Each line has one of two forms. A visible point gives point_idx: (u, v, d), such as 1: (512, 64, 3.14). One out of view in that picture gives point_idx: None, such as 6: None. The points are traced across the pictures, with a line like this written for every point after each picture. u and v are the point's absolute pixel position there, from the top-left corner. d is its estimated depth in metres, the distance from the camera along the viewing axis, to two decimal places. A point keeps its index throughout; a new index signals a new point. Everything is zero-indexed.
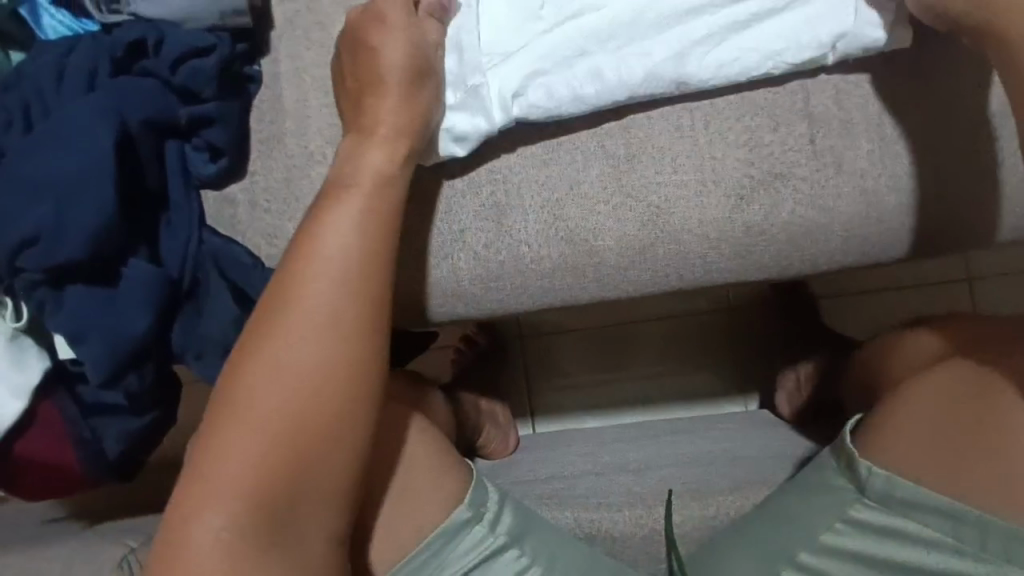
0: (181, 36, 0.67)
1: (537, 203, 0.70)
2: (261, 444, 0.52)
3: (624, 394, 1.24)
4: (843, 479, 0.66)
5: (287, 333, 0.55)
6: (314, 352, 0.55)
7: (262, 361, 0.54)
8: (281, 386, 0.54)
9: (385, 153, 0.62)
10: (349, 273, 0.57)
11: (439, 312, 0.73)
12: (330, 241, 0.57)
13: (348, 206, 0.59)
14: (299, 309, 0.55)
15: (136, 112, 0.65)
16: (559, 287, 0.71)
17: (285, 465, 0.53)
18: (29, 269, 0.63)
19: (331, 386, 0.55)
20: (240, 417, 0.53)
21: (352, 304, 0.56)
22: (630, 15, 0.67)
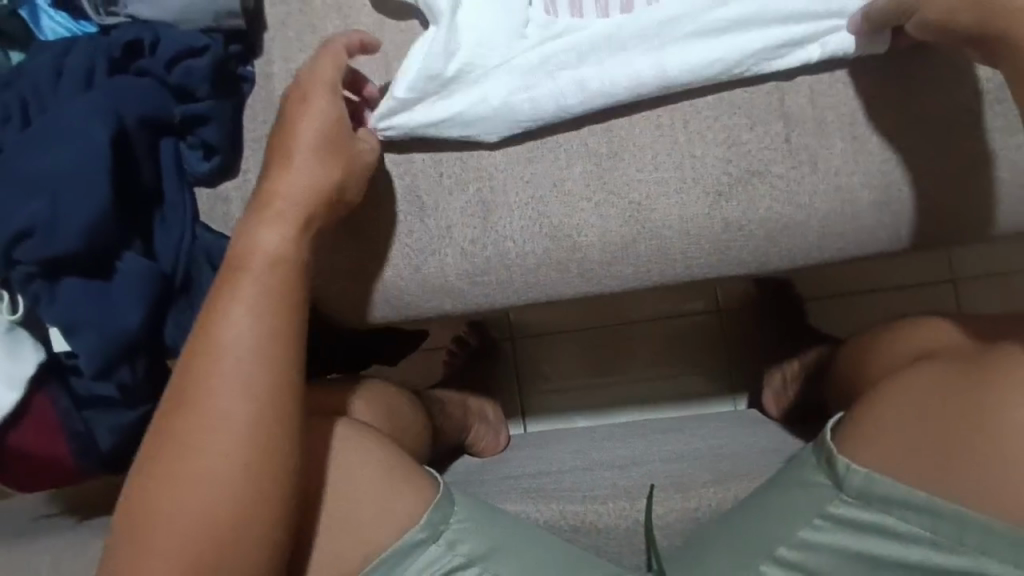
0: (178, 36, 0.68)
1: (521, 200, 0.72)
2: (181, 527, 0.51)
3: (613, 394, 1.26)
4: (820, 475, 0.67)
5: (193, 423, 0.53)
6: (234, 391, 0.54)
7: (171, 451, 0.53)
8: (195, 474, 0.52)
9: (285, 227, 0.60)
10: (251, 352, 0.55)
11: (426, 307, 0.75)
12: (225, 319, 0.55)
13: (245, 285, 0.57)
14: (203, 396, 0.53)
15: (132, 110, 0.67)
16: (543, 282, 0.73)
17: (209, 546, 0.52)
18: (25, 262, 0.65)
19: (246, 463, 0.53)
20: (158, 507, 0.52)
21: (259, 380, 0.54)
22: (611, 28, 0.70)
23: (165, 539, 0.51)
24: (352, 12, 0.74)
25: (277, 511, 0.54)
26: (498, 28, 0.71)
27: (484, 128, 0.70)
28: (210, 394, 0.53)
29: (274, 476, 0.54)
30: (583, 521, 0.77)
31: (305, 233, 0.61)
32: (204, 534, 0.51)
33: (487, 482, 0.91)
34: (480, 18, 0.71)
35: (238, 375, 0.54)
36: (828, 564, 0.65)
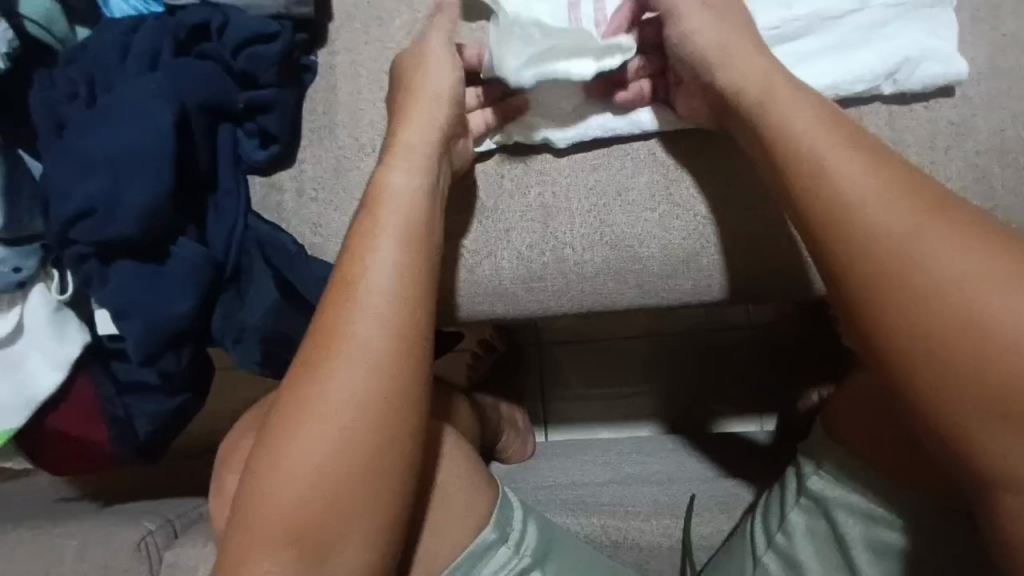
0: (247, 21, 0.67)
1: (585, 208, 0.70)
2: (317, 454, 0.50)
3: (638, 408, 1.25)
4: (802, 455, 0.65)
5: (335, 352, 0.52)
6: (369, 311, 0.53)
7: (308, 380, 0.51)
8: (322, 394, 0.51)
9: (414, 164, 0.59)
10: (389, 279, 0.54)
11: (483, 313, 0.74)
12: (369, 252, 0.55)
13: (385, 213, 0.56)
14: (345, 327, 0.52)
15: (196, 95, 0.66)
16: (601, 291, 0.71)
17: (342, 457, 0.50)
18: (81, 241, 0.64)
19: (374, 388, 0.51)
20: (294, 431, 0.50)
21: (396, 311, 0.53)
22: None
23: (294, 466, 0.50)
24: (421, 6, 0.72)
25: (404, 446, 0.52)
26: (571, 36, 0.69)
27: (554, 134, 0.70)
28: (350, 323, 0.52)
29: (400, 411, 0.51)
30: (624, 537, 0.75)
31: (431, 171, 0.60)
32: (337, 463, 0.50)
33: (522, 490, 0.90)
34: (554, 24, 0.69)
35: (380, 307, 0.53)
36: (808, 550, 0.64)
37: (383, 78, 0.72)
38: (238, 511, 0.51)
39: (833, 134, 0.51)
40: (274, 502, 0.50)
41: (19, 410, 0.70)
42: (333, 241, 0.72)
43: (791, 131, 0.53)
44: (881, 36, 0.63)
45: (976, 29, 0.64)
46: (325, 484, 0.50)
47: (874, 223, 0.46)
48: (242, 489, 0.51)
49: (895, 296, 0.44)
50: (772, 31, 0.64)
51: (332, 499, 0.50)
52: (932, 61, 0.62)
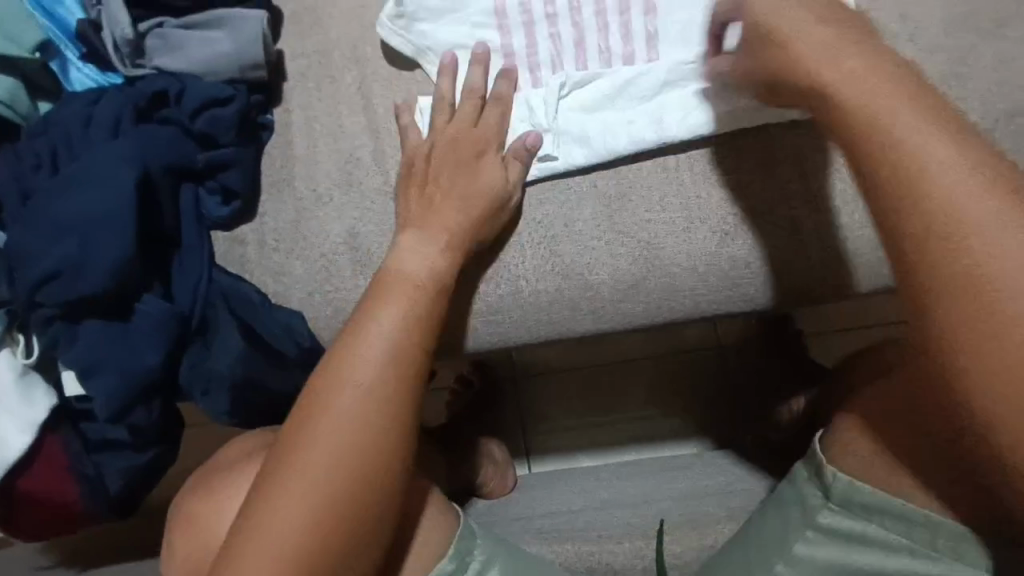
0: (203, 88, 0.71)
1: (535, 240, 0.74)
2: (306, 503, 0.56)
3: (618, 435, 1.27)
4: (806, 482, 0.67)
5: (333, 417, 0.58)
6: (373, 380, 0.59)
7: (302, 439, 0.57)
8: (320, 451, 0.57)
9: (429, 252, 0.66)
10: (392, 353, 0.61)
11: (447, 347, 0.77)
12: (373, 325, 0.61)
13: (395, 292, 0.64)
14: (344, 392, 0.59)
15: (158, 158, 0.69)
16: (556, 320, 0.75)
17: (331, 508, 0.56)
18: (48, 303, 0.66)
19: (368, 449, 0.58)
20: (282, 489, 0.56)
21: (388, 383, 0.60)
22: (615, 85, 0.72)
23: (278, 521, 0.55)
24: (369, 63, 0.77)
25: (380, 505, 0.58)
26: (506, 81, 0.72)
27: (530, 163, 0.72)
28: (350, 393, 0.59)
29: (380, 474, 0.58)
30: (597, 562, 0.76)
31: (449, 257, 0.67)
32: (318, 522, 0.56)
33: (498, 523, 0.90)
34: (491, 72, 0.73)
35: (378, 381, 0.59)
36: None
37: (337, 131, 0.76)
38: (225, 559, 0.55)
39: (948, 136, 0.50)
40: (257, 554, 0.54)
41: None
42: (296, 287, 0.74)
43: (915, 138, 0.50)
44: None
45: None
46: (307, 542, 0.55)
47: (971, 249, 0.47)
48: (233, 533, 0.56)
49: (969, 312, 0.47)
50: (688, 66, 0.71)
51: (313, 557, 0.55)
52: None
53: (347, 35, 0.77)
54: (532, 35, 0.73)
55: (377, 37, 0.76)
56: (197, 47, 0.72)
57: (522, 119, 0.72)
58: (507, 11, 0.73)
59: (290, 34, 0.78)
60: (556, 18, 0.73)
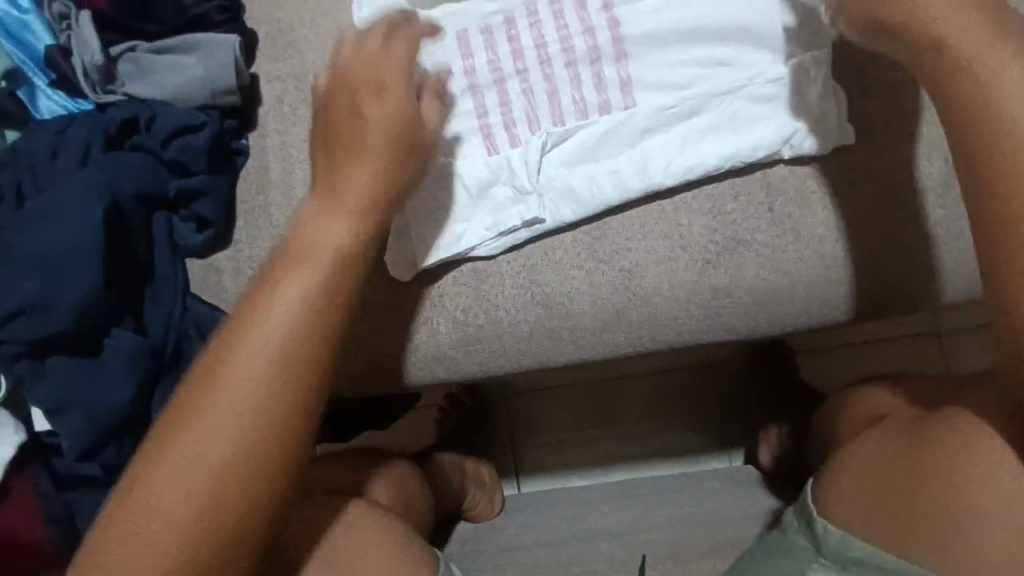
0: (174, 113, 0.70)
1: (513, 269, 0.72)
2: (177, 493, 0.48)
3: (610, 453, 1.26)
4: (797, 527, 0.66)
5: (235, 368, 0.51)
6: (270, 369, 0.51)
7: (169, 462, 0.48)
8: (199, 435, 0.49)
9: (340, 220, 0.57)
10: (292, 338, 0.52)
11: (418, 377, 0.75)
12: (259, 331, 0.51)
13: (303, 271, 0.54)
14: (233, 374, 0.50)
15: (126, 187, 0.68)
16: (537, 349, 0.73)
17: (211, 495, 0.48)
18: (14, 340, 0.64)
19: (265, 446, 0.50)
20: (149, 477, 0.48)
21: (274, 412, 0.50)
22: (593, 137, 0.71)
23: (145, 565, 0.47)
24: None
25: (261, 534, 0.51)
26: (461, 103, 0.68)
27: (514, 221, 0.70)
28: (230, 425, 0.49)
29: (258, 520, 0.50)
30: None
31: (363, 228, 0.57)
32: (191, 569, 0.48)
33: (482, 554, 0.88)
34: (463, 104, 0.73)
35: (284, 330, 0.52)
36: None
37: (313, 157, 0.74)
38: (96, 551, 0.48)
39: None
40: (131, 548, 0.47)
41: None
42: None
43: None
44: (769, 113, 0.68)
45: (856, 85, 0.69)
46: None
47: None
48: (104, 523, 0.49)
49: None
50: (668, 111, 0.70)
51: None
52: (819, 124, 0.67)
53: (322, 59, 0.75)
54: (504, 93, 0.72)
55: None
56: (168, 73, 0.71)
57: (499, 182, 0.71)
58: (476, 71, 0.73)
59: (264, 58, 0.76)
60: (527, 74, 0.72)
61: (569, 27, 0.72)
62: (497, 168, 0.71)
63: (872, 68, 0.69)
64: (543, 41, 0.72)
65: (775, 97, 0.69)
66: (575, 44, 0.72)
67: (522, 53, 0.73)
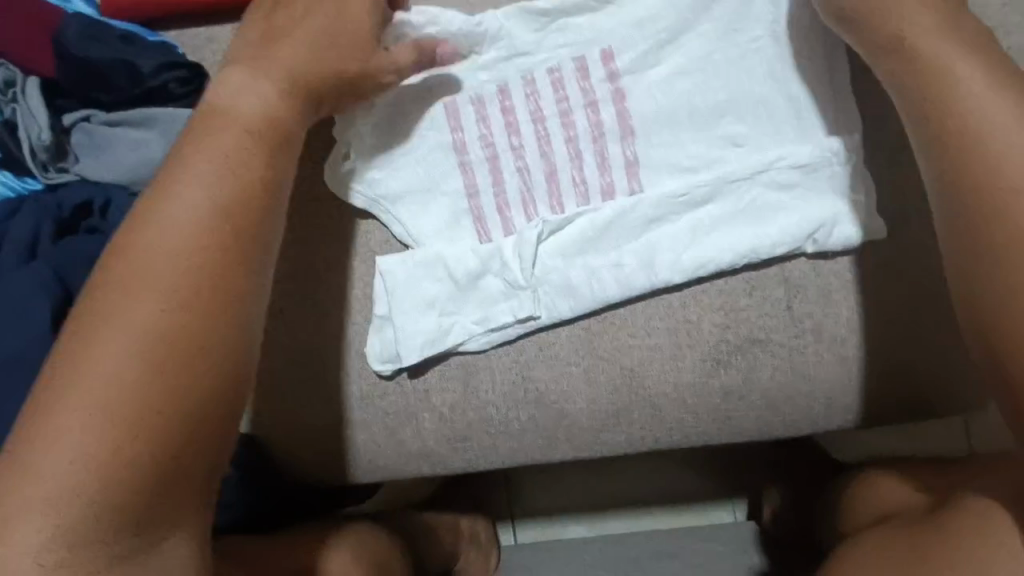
0: (129, 201, 0.63)
1: (504, 364, 0.66)
2: (71, 475, 0.42)
3: (608, 499, 1.21)
4: None
5: (118, 329, 0.46)
6: (193, 219, 0.51)
7: (76, 379, 0.44)
8: (92, 379, 0.44)
9: (263, 90, 0.57)
10: (220, 193, 0.52)
11: (402, 472, 0.70)
12: (189, 183, 0.52)
13: (220, 129, 0.55)
14: (147, 263, 0.49)
15: (78, 278, 0.62)
16: (528, 448, 0.68)
17: (115, 469, 0.43)
18: None
19: (190, 317, 0.48)
20: (28, 469, 0.42)
21: (203, 280, 0.50)
22: (594, 226, 0.65)
23: (36, 527, 0.41)
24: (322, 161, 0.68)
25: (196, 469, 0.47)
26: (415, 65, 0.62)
27: (506, 317, 0.64)
28: (157, 281, 0.48)
29: (205, 391, 0.48)
30: None
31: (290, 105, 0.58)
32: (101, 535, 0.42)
33: None
34: (450, 180, 0.67)
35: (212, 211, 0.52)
36: None
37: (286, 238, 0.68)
38: None
39: None
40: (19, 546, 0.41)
41: None
42: None
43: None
44: (789, 202, 0.62)
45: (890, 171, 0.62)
46: (95, 481, 0.42)
47: None
48: None
49: None
50: (677, 199, 0.64)
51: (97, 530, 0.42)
52: (846, 218, 0.61)
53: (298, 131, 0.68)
54: (497, 171, 0.66)
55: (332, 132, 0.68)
56: (124, 150, 0.64)
57: (489, 273, 0.66)
58: (467, 147, 0.67)
59: None
60: (523, 151, 0.66)
61: (569, 99, 0.65)
62: (487, 258, 0.65)
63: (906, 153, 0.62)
64: (540, 113, 0.66)
65: (794, 185, 0.62)
66: (576, 118, 0.65)
67: (517, 126, 0.66)
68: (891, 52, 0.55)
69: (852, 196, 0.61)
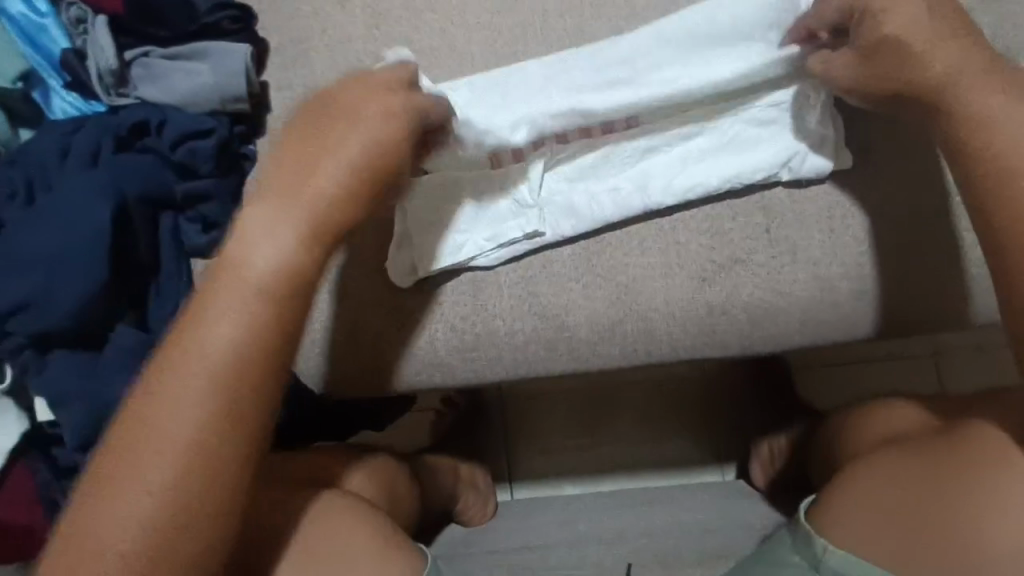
0: (183, 119, 0.71)
1: (512, 279, 0.73)
2: (127, 527, 0.47)
3: (603, 461, 1.27)
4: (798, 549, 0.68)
5: (179, 389, 0.50)
6: (246, 323, 0.52)
7: (139, 441, 0.49)
8: (155, 441, 0.49)
9: (279, 241, 0.54)
10: (260, 336, 0.52)
11: (414, 382, 0.76)
12: (195, 366, 0.50)
13: (290, 196, 0.56)
14: (203, 346, 0.51)
15: (134, 188, 0.69)
16: (532, 359, 0.74)
17: (162, 526, 0.48)
18: (18, 333, 0.66)
19: (239, 394, 0.51)
20: (98, 514, 0.48)
21: (220, 399, 0.50)
22: (595, 156, 0.72)
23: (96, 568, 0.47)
24: None
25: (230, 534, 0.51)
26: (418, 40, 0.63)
27: (515, 232, 0.72)
28: (210, 364, 0.50)
29: (240, 460, 0.50)
30: None
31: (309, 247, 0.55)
32: (156, 566, 0.48)
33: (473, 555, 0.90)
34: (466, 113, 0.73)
35: (263, 282, 0.53)
36: None
37: None
38: None
39: None
40: None
41: None
42: None
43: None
44: (767, 135, 0.70)
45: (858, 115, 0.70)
46: (148, 536, 0.47)
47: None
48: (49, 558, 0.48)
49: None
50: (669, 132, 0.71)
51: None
52: (818, 147, 0.69)
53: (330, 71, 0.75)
54: None
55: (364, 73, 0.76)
56: (181, 79, 0.72)
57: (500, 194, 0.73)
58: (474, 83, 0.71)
59: None
60: None
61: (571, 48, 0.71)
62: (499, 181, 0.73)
63: None
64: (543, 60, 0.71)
65: (773, 120, 0.70)
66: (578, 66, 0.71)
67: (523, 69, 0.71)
68: (893, 93, 0.60)
69: (826, 128, 0.69)
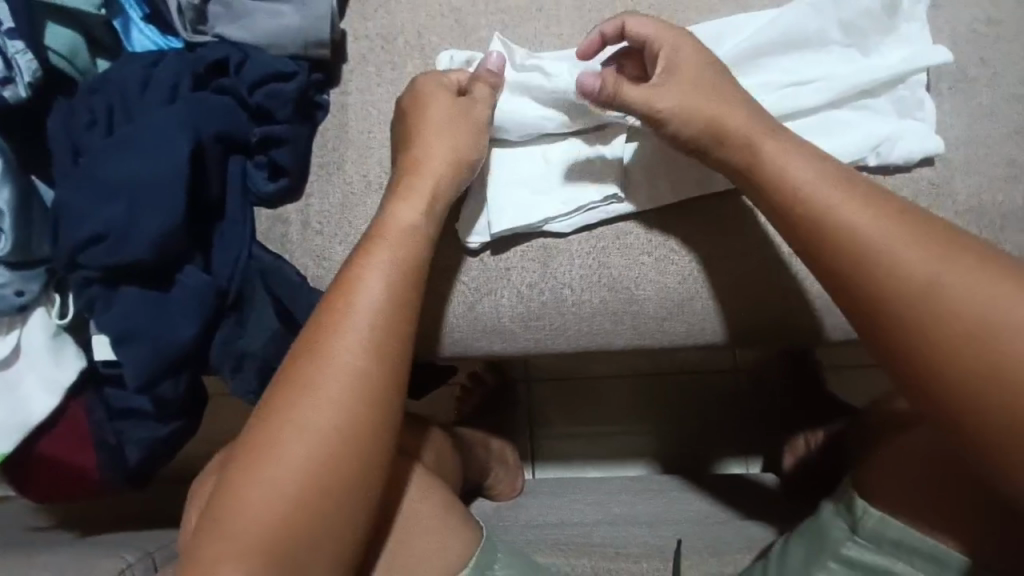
0: (266, 60, 0.69)
1: (584, 249, 0.73)
2: (299, 463, 0.53)
3: (624, 444, 1.24)
4: (833, 510, 0.65)
5: (336, 340, 0.57)
6: (388, 283, 0.59)
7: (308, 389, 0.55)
8: (319, 388, 0.55)
9: (417, 205, 0.64)
10: (399, 295, 0.59)
11: (474, 348, 0.75)
12: (356, 300, 0.58)
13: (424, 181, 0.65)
14: (355, 301, 0.58)
15: (210, 128, 0.67)
16: (596, 330, 0.74)
17: (322, 469, 0.53)
18: (88, 266, 0.65)
19: (383, 351, 0.57)
20: (268, 454, 0.53)
21: (377, 346, 0.57)
22: None
23: (265, 503, 0.52)
24: (434, 53, 0.75)
25: (368, 491, 0.56)
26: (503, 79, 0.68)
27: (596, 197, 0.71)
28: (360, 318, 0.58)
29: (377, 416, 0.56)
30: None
31: (431, 210, 0.64)
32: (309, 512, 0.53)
33: (511, 529, 0.90)
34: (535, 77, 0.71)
35: (401, 243, 0.62)
36: None
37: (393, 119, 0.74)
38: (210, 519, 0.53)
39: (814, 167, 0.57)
40: (249, 518, 0.52)
41: (11, 434, 0.69)
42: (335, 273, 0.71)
43: (892, 260, 0.51)
44: (852, 118, 0.68)
45: (947, 106, 0.70)
46: (309, 478, 0.53)
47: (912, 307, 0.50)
48: (222, 496, 0.53)
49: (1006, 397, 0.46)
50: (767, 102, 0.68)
51: (308, 510, 0.53)
52: (907, 135, 0.67)
53: (412, 22, 0.75)
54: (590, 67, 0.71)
55: (445, 28, 0.75)
56: (262, 18, 0.70)
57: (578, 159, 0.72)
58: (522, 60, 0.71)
59: (354, 16, 0.76)
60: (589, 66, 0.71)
61: None
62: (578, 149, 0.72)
63: (962, 91, 0.70)
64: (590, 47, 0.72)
65: (868, 104, 0.69)
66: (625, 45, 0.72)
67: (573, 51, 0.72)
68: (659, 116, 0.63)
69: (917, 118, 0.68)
